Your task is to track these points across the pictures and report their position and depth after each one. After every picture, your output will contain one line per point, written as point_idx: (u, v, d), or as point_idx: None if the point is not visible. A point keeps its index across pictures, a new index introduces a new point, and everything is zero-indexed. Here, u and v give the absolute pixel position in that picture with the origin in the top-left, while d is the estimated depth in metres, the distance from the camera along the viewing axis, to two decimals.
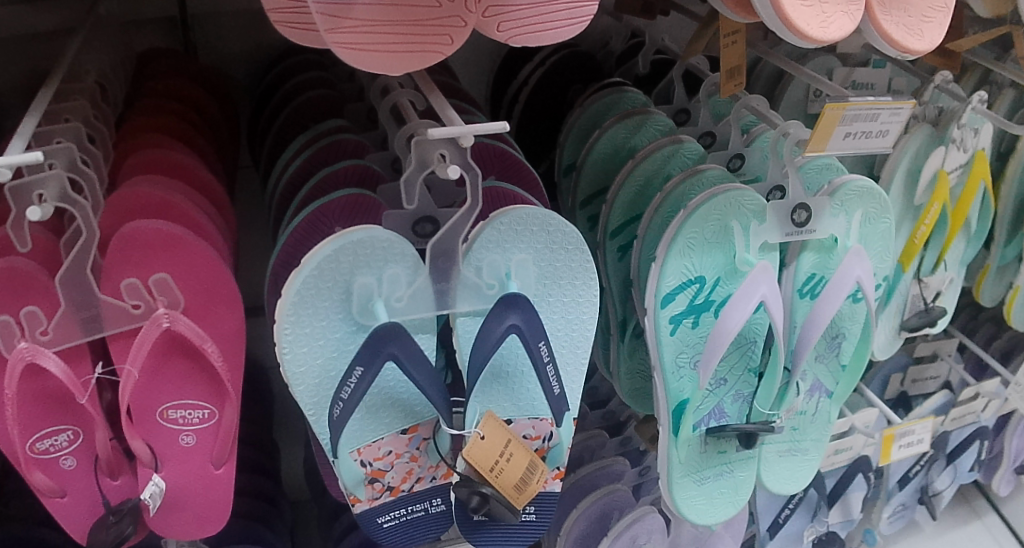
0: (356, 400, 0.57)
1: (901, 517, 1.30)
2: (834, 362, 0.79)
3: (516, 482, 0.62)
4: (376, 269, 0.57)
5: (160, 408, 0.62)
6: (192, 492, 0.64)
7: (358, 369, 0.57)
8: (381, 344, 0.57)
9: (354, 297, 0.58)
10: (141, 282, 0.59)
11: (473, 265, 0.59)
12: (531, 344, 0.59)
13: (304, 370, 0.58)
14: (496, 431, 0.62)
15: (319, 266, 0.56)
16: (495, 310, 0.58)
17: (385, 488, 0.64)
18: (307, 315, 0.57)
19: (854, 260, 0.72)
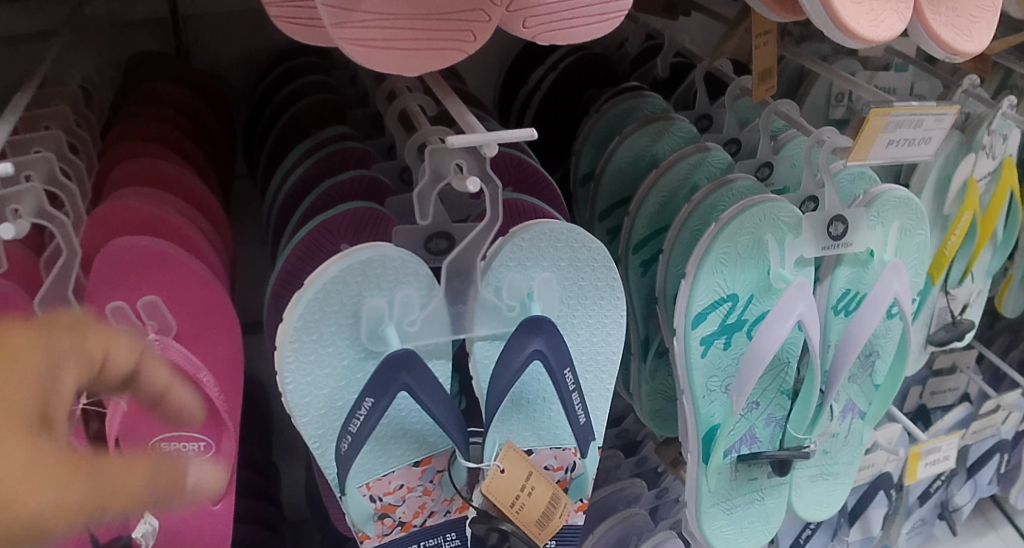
0: (366, 435, 0.52)
1: (921, 533, 1.26)
2: (867, 382, 0.75)
3: (538, 516, 0.58)
4: (387, 291, 0.53)
5: (152, 440, 0.57)
6: (188, 529, 0.59)
7: (367, 401, 0.52)
8: (393, 374, 0.52)
9: (363, 322, 0.53)
10: (129, 305, 0.54)
11: (493, 285, 0.55)
12: (556, 371, 0.55)
13: (310, 401, 0.53)
14: (518, 463, 0.57)
15: (325, 288, 0.51)
16: (517, 334, 0.54)
17: (397, 523, 0.59)
18: (312, 341, 0.52)
19: (892, 276, 0.68)
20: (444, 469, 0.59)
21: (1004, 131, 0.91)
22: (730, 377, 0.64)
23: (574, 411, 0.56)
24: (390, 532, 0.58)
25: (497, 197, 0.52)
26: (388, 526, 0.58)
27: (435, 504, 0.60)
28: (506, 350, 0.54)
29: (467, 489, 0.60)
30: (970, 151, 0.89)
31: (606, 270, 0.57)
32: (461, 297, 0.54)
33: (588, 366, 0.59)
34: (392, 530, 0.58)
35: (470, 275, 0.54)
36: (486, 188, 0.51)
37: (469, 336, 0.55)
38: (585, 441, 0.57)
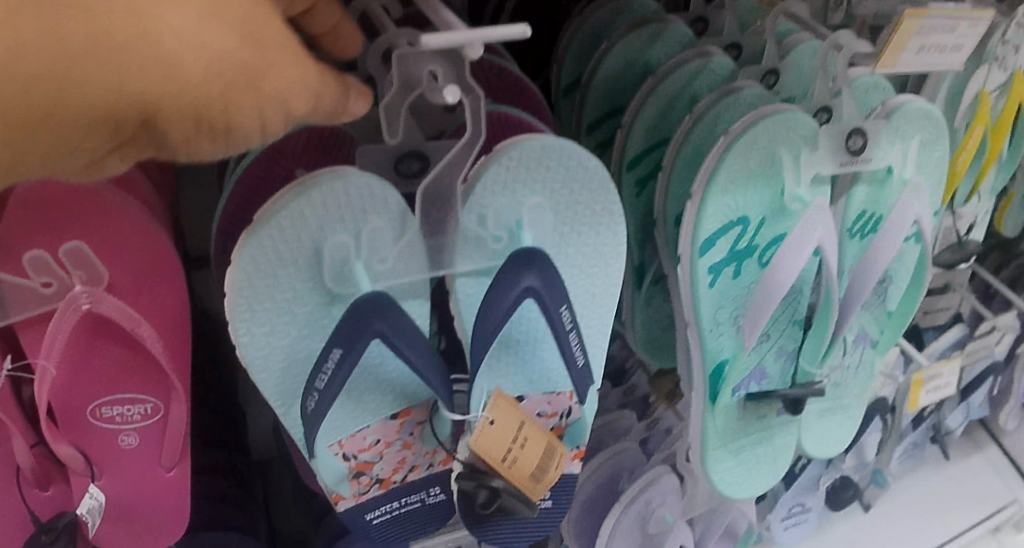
0: (335, 390, 0.45)
1: (910, 456, 1.23)
2: (879, 308, 0.70)
3: (533, 470, 0.50)
4: (353, 223, 0.45)
5: (90, 406, 0.49)
6: (141, 500, 0.52)
7: (336, 352, 0.45)
8: (364, 321, 0.45)
9: (325, 260, 0.45)
10: (51, 253, 0.45)
11: (476, 213, 0.47)
12: (551, 310, 0.47)
13: (269, 353, 0.46)
14: (507, 413, 0.50)
15: (280, 225, 0.43)
16: (507, 270, 0.47)
17: (374, 481, 0.53)
18: (268, 286, 0.45)
19: (912, 196, 0.62)
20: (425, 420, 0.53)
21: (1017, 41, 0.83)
22: (739, 309, 0.58)
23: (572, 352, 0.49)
24: (368, 491, 0.52)
25: (479, 109, 0.44)
26: (365, 484, 0.52)
27: (418, 458, 0.54)
28: (492, 287, 0.47)
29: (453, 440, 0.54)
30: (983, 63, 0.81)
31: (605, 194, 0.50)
32: (439, 228, 0.47)
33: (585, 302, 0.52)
34: (369, 488, 0.53)
35: (450, 200, 0.47)
36: (465, 100, 0.43)
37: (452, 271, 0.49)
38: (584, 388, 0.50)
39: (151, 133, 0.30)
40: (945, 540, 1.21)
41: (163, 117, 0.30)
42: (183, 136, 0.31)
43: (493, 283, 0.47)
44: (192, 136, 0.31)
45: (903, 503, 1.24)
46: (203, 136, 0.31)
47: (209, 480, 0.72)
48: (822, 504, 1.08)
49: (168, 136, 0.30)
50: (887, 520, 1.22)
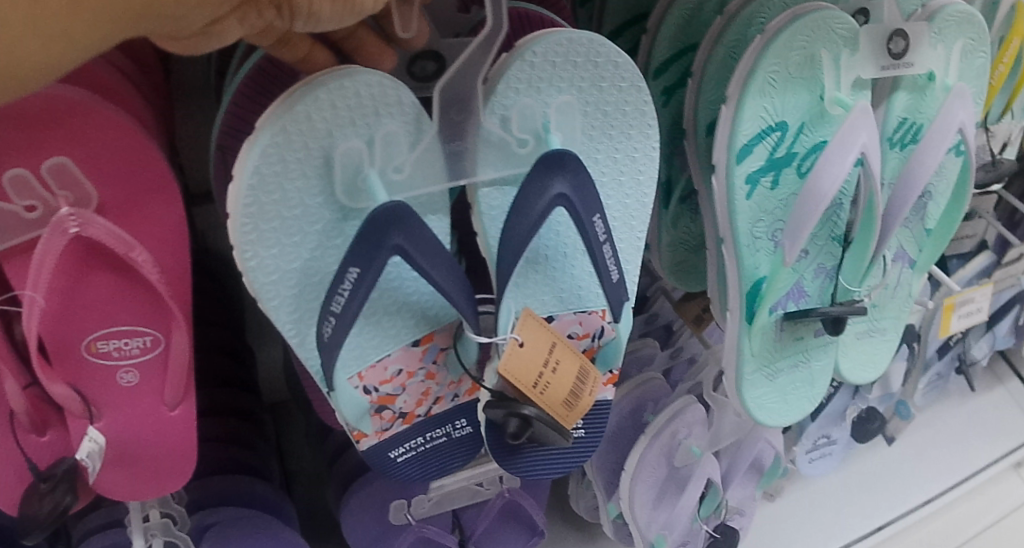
0: (354, 312, 0.42)
1: (934, 388, 1.21)
2: (918, 226, 0.66)
3: (566, 397, 0.48)
4: (366, 128, 0.41)
5: (86, 340, 0.46)
6: (145, 443, 0.49)
7: (353, 271, 0.42)
8: (383, 234, 0.41)
9: (337, 168, 0.42)
10: (32, 172, 0.41)
11: (500, 112, 0.44)
12: (584, 220, 0.45)
13: (281, 275, 0.43)
14: (538, 334, 0.47)
15: (285, 129, 0.39)
16: (535, 175, 0.43)
17: (397, 415, 0.50)
18: (277, 202, 0.41)
19: (957, 102, 0.58)
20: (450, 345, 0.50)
21: None
22: (777, 225, 0.54)
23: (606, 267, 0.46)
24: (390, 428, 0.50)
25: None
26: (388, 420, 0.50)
27: (441, 388, 0.51)
28: (518, 199, 0.43)
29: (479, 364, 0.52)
30: None
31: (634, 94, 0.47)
32: (456, 131, 0.45)
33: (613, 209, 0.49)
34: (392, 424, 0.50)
35: (469, 102, 0.44)
36: None
37: (475, 181, 0.46)
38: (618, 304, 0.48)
39: None
40: (970, 473, 1.19)
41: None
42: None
43: (522, 192, 0.43)
44: None
45: (925, 437, 1.23)
46: None
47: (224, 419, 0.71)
48: (848, 435, 1.07)
49: None
50: (909, 452, 1.20)
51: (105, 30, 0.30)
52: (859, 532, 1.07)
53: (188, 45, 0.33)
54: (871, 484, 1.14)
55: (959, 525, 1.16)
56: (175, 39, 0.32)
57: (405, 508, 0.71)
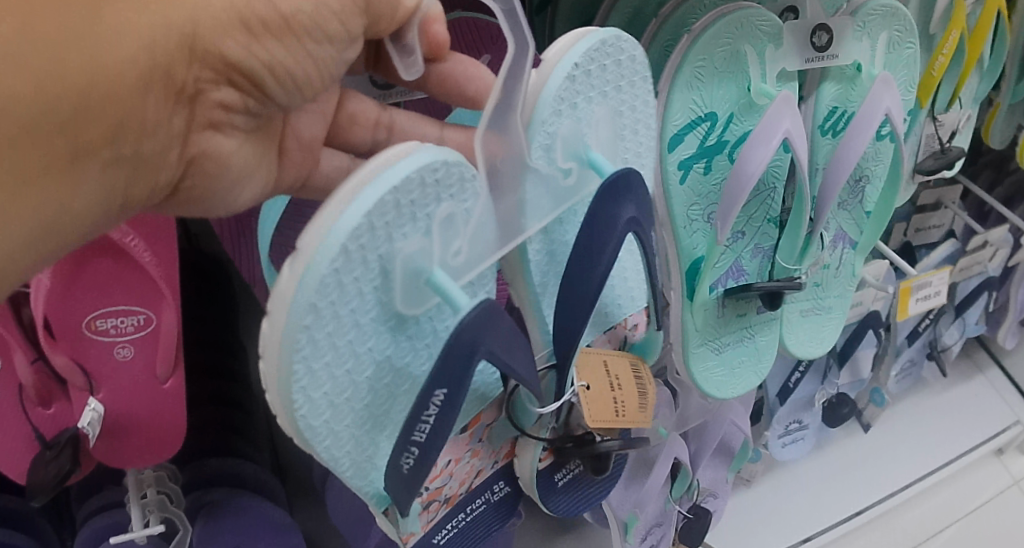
0: (444, 435, 0.42)
1: (908, 375, 1.25)
2: (858, 210, 0.71)
3: (637, 402, 0.57)
4: (425, 219, 0.40)
5: (85, 320, 0.52)
6: (144, 412, 0.55)
7: (439, 392, 0.41)
8: (474, 343, 0.40)
9: (402, 277, 0.41)
10: None
11: (541, 150, 0.46)
12: (645, 234, 0.51)
13: (323, 411, 0.41)
14: (596, 372, 0.55)
15: (345, 249, 0.37)
16: (617, 195, 0.48)
17: (442, 501, 0.56)
18: (336, 337, 0.39)
19: (881, 90, 0.61)
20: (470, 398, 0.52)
21: None
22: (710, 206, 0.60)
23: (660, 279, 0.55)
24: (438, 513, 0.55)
25: (514, 11, 0.41)
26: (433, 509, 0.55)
27: (482, 458, 0.58)
28: (591, 232, 0.48)
29: (535, 427, 0.57)
30: None
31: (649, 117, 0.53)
32: (503, 188, 0.45)
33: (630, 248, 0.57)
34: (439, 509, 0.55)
35: (506, 137, 0.44)
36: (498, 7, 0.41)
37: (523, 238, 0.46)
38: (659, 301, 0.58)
39: (215, 59, 0.36)
40: (952, 457, 1.24)
41: (209, 37, 0.36)
42: (244, 47, 0.36)
43: (603, 212, 0.48)
44: (247, 53, 0.37)
45: (906, 425, 1.27)
46: (257, 40, 0.36)
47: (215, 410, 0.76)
48: (818, 419, 1.14)
49: (232, 59, 0.37)
50: (886, 440, 1.25)
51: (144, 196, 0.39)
52: (837, 517, 1.13)
53: (203, 165, 0.40)
54: (848, 470, 1.19)
55: (945, 510, 1.22)
56: (195, 167, 0.40)
57: None
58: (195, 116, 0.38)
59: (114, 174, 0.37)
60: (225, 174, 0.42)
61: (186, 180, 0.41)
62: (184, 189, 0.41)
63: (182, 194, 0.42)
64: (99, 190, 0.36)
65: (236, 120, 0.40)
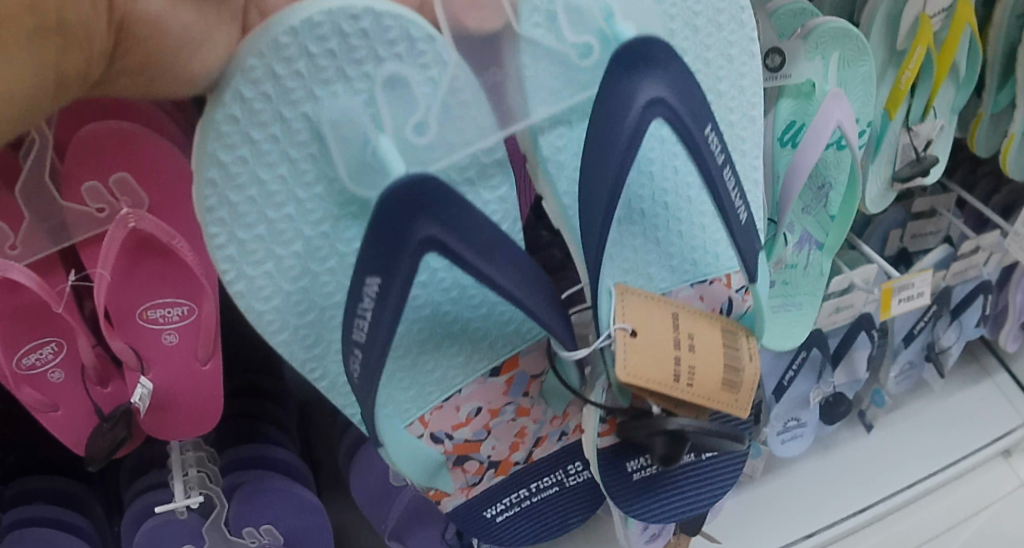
0: (375, 343, 0.51)
1: (907, 376, 1.25)
2: (822, 213, 0.80)
3: (706, 380, 0.58)
4: (368, 78, 0.50)
5: (138, 310, 0.62)
6: (183, 391, 0.64)
7: (374, 282, 0.49)
8: (408, 223, 0.47)
9: (332, 147, 0.51)
10: (102, 184, 0.57)
11: (544, 24, 0.54)
12: (686, 117, 0.54)
13: (271, 296, 0.56)
14: (652, 329, 0.57)
15: (239, 94, 0.48)
16: (633, 73, 0.52)
17: (488, 464, 0.66)
18: (263, 198, 0.52)
19: (832, 104, 0.69)
20: (454, 310, 0.60)
21: None
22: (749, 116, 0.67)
23: (733, 206, 0.58)
24: (484, 478, 0.67)
25: None
26: (477, 473, 0.67)
27: (537, 428, 0.67)
28: (606, 123, 0.52)
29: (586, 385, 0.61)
30: None
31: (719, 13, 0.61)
32: (494, 60, 0.54)
33: (684, 166, 0.65)
34: (486, 474, 0.67)
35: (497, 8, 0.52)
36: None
37: (527, 122, 0.56)
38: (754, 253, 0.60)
39: None
40: (957, 457, 1.25)
41: None
42: None
43: (619, 97, 0.52)
44: None
45: (906, 426, 1.28)
46: None
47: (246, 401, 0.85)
48: (817, 417, 1.15)
49: None
50: (888, 439, 1.26)
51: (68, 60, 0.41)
52: (840, 515, 1.17)
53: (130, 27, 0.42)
54: (846, 470, 1.22)
55: (952, 507, 1.23)
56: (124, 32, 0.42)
57: None
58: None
59: (36, 43, 0.40)
60: (159, 35, 0.44)
61: (122, 51, 0.43)
62: (123, 60, 0.44)
63: (127, 68, 0.44)
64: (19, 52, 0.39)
65: None
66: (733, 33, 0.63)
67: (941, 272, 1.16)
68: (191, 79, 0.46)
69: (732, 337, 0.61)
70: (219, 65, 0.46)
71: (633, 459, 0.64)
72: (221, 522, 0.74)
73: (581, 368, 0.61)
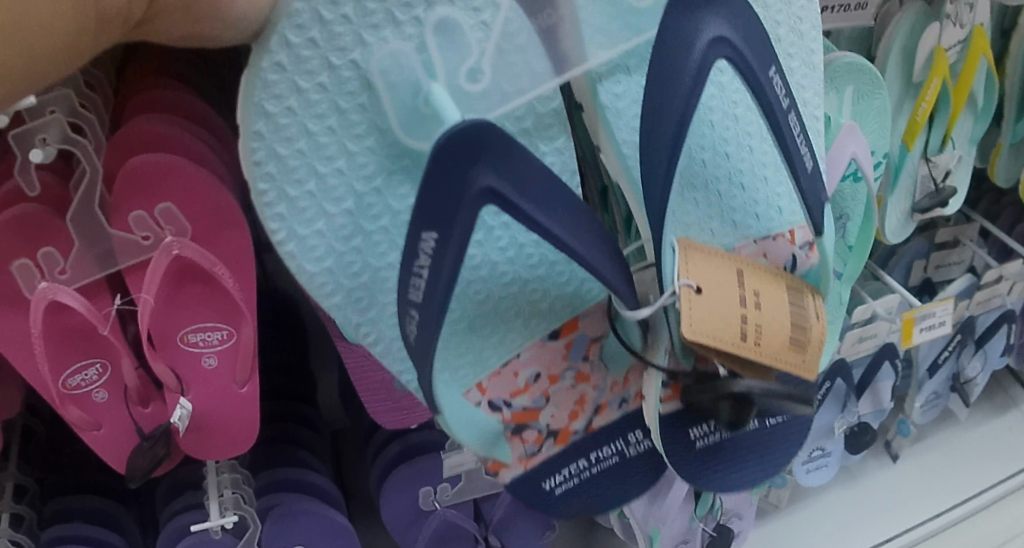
0: (434, 304, 0.49)
1: (934, 407, 1.19)
2: (841, 244, 0.79)
3: (778, 340, 0.56)
4: (416, 33, 0.50)
5: (179, 333, 0.65)
6: (220, 413, 0.67)
7: (432, 235, 0.48)
8: (470, 160, 0.46)
9: (382, 94, 0.51)
10: (148, 213, 0.60)
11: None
12: (749, 63, 0.53)
13: (324, 257, 0.54)
14: (717, 290, 0.55)
15: (286, 39, 0.47)
16: (695, 9, 0.51)
17: (549, 435, 0.62)
18: (313, 150, 0.51)
19: (848, 137, 0.71)
20: (511, 272, 0.61)
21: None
22: (811, 64, 0.66)
23: (799, 152, 0.57)
24: (544, 449, 0.62)
25: None
26: (536, 444, 0.62)
27: (598, 395, 0.63)
28: (669, 57, 0.51)
29: (653, 352, 0.58)
30: (934, 21, 0.88)
31: None
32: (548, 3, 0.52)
33: (745, 115, 0.66)
34: (545, 444, 0.62)
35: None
36: None
37: (585, 67, 0.54)
38: (820, 205, 0.59)
39: None
40: (986, 488, 1.18)
41: None
42: None
43: (680, 31, 0.51)
44: None
45: (934, 456, 1.22)
46: None
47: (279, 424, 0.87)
48: (842, 446, 1.12)
49: None
50: (917, 470, 1.20)
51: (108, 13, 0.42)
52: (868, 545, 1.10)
53: None
54: (875, 501, 1.16)
55: (1010, 523, 1.17)
56: None
57: (432, 494, 0.86)
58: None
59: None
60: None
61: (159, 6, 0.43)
62: (160, 11, 0.44)
63: (166, 7, 0.44)
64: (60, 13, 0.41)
65: None
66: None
67: (964, 301, 1.11)
68: (229, 19, 0.46)
69: (798, 295, 0.60)
70: (264, 6, 0.46)
71: (696, 427, 0.63)
72: (254, 542, 0.76)
73: (644, 329, 0.59)
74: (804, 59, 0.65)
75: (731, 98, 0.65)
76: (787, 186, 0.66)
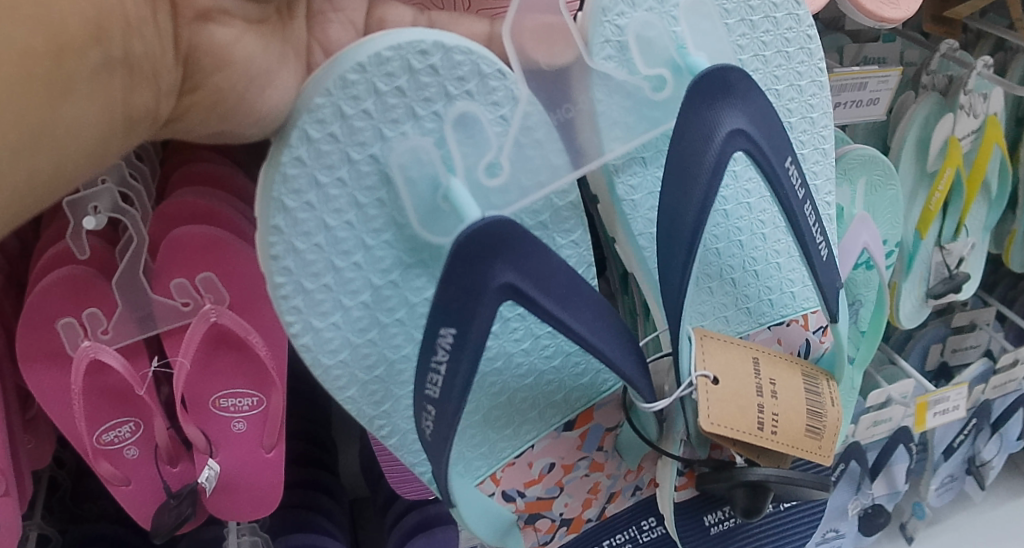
0: (452, 385, 0.51)
1: (949, 489, 1.18)
2: (853, 329, 0.81)
3: (794, 432, 0.60)
4: (435, 130, 0.53)
5: (212, 397, 0.69)
6: (246, 475, 0.70)
7: (450, 331, 0.51)
8: (487, 256, 0.49)
9: (400, 187, 0.54)
10: (189, 281, 0.64)
11: (616, 57, 0.57)
12: (761, 147, 0.57)
13: (339, 350, 0.58)
14: (736, 381, 0.59)
15: (307, 133, 0.50)
16: (713, 104, 0.56)
17: (563, 523, 0.70)
18: (331, 245, 0.54)
19: (860, 227, 0.75)
20: (527, 362, 0.62)
21: (983, 91, 0.92)
22: (822, 151, 0.69)
23: (813, 240, 0.60)
24: (556, 536, 0.70)
25: None
26: (548, 532, 0.70)
27: (611, 482, 0.70)
28: (691, 151, 0.55)
29: (667, 442, 0.62)
30: (947, 112, 0.91)
31: (797, 57, 0.65)
32: (567, 98, 0.56)
33: (758, 204, 0.67)
34: (557, 532, 0.70)
35: (568, 41, 0.55)
36: None
37: (601, 160, 0.58)
38: (835, 293, 0.62)
39: None
40: None
41: None
42: None
43: (701, 125, 0.55)
44: None
45: (952, 539, 1.19)
46: None
47: (297, 491, 0.89)
48: (856, 528, 1.11)
49: None
50: None
51: (139, 111, 0.44)
52: None
53: (196, 71, 0.45)
54: None
55: None
56: (186, 81, 0.45)
57: None
58: (181, 10, 0.43)
59: (109, 75, 0.41)
60: (226, 67, 0.45)
61: (189, 100, 0.46)
62: (187, 105, 0.46)
63: (195, 104, 0.46)
64: (98, 116, 0.42)
65: (224, 5, 0.44)
66: (803, 64, 0.66)
67: (981, 385, 1.10)
68: (260, 115, 0.48)
69: (813, 381, 0.64)
70: (288, 100, 0.49)
71: (712, 512, 0.70)
72: None
73: (659, 420, 0.63)
74: (815, 146, 0.68)
75: (745, 187, 0.67)
76: (798, 272, 0.70)
